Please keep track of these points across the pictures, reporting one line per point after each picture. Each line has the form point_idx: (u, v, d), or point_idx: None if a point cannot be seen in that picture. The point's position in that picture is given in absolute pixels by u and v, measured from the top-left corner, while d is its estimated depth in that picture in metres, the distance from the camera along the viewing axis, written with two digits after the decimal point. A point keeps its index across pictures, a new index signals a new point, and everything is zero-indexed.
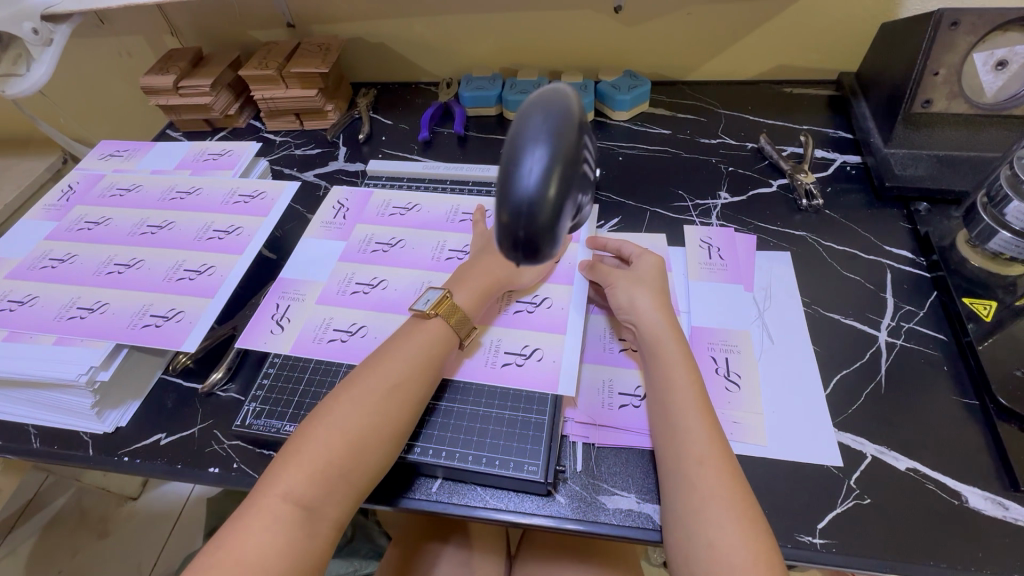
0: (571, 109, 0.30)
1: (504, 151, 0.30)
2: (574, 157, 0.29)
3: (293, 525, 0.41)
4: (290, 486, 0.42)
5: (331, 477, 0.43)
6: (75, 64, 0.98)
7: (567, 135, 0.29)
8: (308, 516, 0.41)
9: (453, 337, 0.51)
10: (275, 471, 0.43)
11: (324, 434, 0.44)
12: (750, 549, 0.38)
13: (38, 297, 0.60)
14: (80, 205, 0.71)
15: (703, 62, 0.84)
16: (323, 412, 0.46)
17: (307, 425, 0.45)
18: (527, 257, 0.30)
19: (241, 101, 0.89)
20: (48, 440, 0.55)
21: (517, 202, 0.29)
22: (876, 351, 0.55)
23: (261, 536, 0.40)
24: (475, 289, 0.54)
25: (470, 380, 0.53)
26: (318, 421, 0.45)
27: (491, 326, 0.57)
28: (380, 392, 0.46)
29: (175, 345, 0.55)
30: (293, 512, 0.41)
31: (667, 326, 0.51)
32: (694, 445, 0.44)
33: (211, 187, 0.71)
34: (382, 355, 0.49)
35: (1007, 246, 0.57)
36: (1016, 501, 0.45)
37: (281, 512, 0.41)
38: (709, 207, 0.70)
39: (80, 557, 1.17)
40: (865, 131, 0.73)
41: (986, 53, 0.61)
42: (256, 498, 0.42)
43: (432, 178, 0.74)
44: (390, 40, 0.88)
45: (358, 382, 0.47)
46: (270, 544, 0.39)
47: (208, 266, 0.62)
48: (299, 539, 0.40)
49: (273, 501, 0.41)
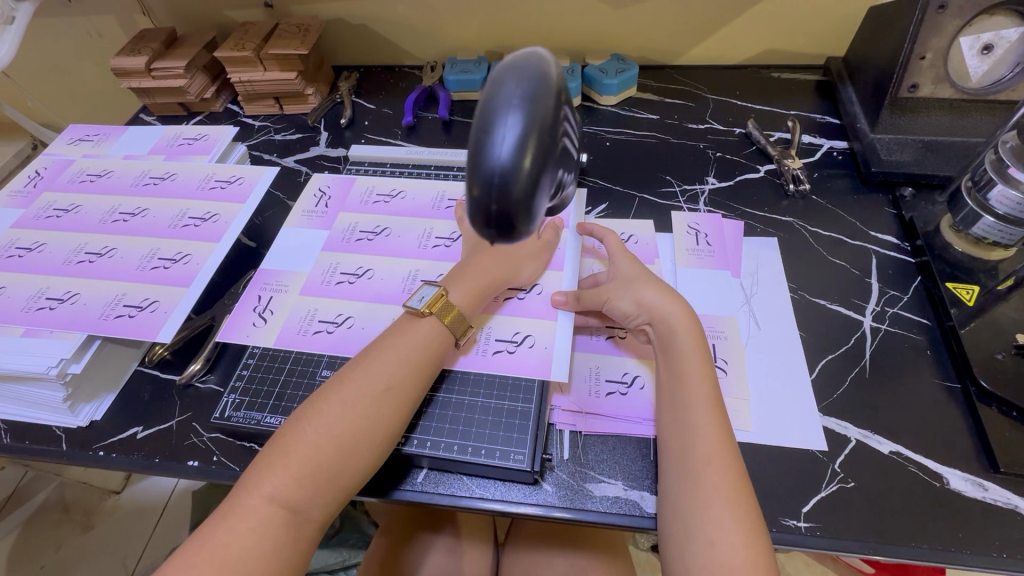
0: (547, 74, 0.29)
1: (475, 120, 0.28)
2: (553, 129, 0.28)
3: (280, 528, 0.40)
4: (278, 489, 0.41)
5: (322, 476, 0.42)
6: (41, 46, 0.94)
7: (545, 101, 0.28)
8: (296, 519, 0.41)
9: (448, 336, 0.50)
10: (260, 470, 0.42)
11: (312, 433, 0.43)
12: (750, 554, 0.38)
13: (5, 288, 0.58)
14: (48, 192, 0.68)
15: (691, 45, 0.83)
16: (311, 410, 0.44)
17: (295, 421, 0.44)
18: (501, 233, 0.29)
19: (217, 84, 0.86)
20: (18, 435, 0.53)
21: (488, 173, 0.27)
22: (861, 335, 0.56)
23: (245, 539, 0.39)
24: (471, 287, 0.53)
25: (469, 370, 0.52)
26: (306, 419, 0.44)
27: (491, 319, 0.55)
28: (373, 392, 0.45)
29: (150, 336, 0.53)
30: (278, 515, 0.40)
31: (681, 321, 0.49)
32: (701, 444, 0.43)
33: (187, 172, 0.69)
34: (371, 354, 0.48)
35: (991, 231, 0.57)
36: (995, 482, 0.46)
37: (268, 514, 0.40)
38: (697, 193, 0.70)
39: (63, 552, 1.16)
40: (852, 116, 0.73)
41: (973, 37, 0.60)
42: (240, 496, 0.41)
43: (416, 163, 0.72)
44: (372, 21, 0.86)
45: (349, 380, 0.46)
46: (254, 547, 0.39)
47: (184, 254, 0.60)
48: (285, 542, 0.40)
49: (258, 502, 0.40)
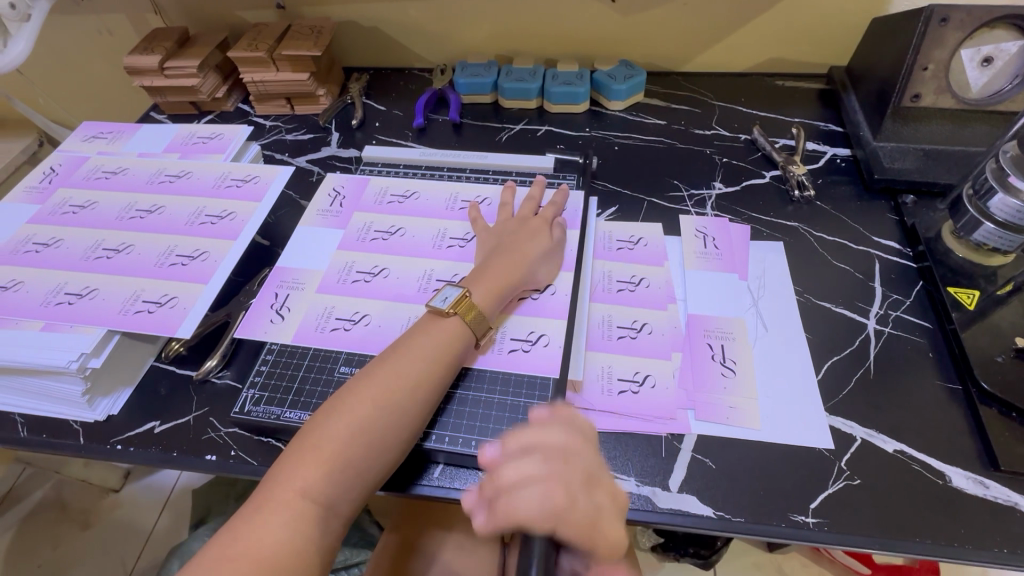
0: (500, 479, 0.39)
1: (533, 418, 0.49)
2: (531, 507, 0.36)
3: (310, 522, 0.41)
4: (308, 484, 0.42)
5: (352, 471, 0.43)
6: (51, 43, 0.95)
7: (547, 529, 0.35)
8: (325, 513, 0.42)
9: (469, 335, 0.51)
10: (289, 465, 0.43)
11: (341, 428, 0.44)
12: None
13: (23, 282, 0.58)
14: (64, 188, 0.68)
15: (697, 53, 0.85)
16: (338, 406, 0.45)
17: (322, 417, 0.45)
18: None
19: (229, 84, 0.86)
20: (35, 428, 0.54)
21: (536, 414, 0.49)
22: (865, 338, 0.57)
23: (279, 533, 0.39)
24: (491, 286, 0.54)
25: (486, 367, 0.53)
26: (334, 416, 0.45)
27: (507, 319, 0.56)
28: (399, 388, 0.46)
29: (170, 331, 0.54)
30: (309, 509, 0.41)
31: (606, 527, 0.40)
32: None
33: (202, 170, 0.70)
34: (396, 351, 0.49)
35: (990, 237, 0.58)
36: (995, 480, 0.47)
37: (299, 508, 0.41)
38: (705, 197, 0.71)
39: (62, 550, 1.15)
40: (855, 125, 0.74)
41: (974, 49, 0.63)
42: (270, 492, 0.41)
43: (428, 165, 0.74)
44: (383, 24, 0.87)
45: (375, 377, 0.47)
46: (288, 542, 0.39)
47: (201, 251, 0.61)
48: (316, 536, 0.41)
49: (289, 497, 0.41)
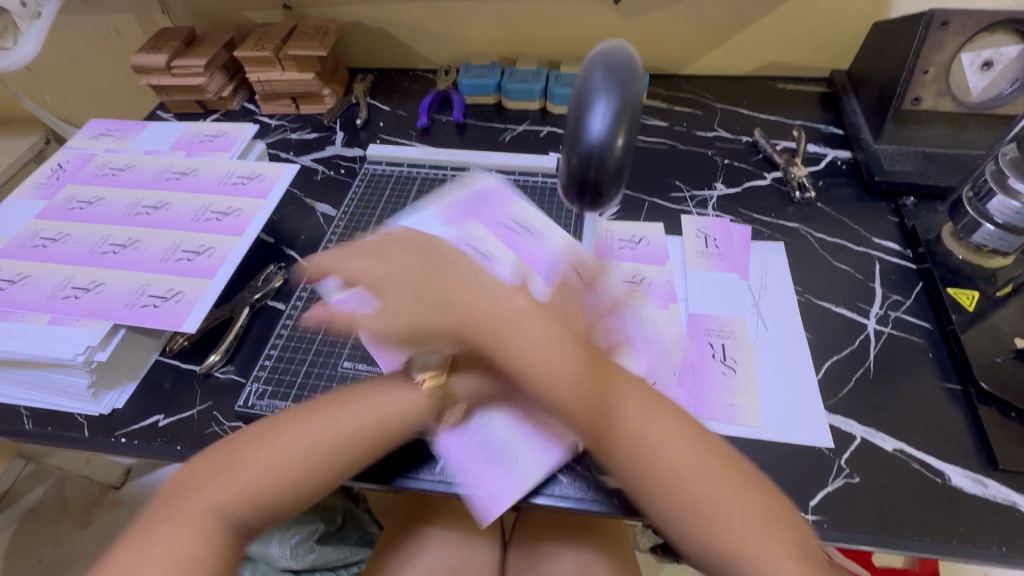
0: (643, 446, 0.43)
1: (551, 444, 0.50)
2: (709, 511, 0.40)
3: (203, 537, 0.39)
4: (212, 502, 0.40)
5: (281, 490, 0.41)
6: (59, 42, 0.96)
7: (702, 558, 0.41)
8: (216, 531, 0.40)
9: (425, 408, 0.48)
10: (202, 479, 0.41)
11: (263, 457, 0.42)
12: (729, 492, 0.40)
13: (31, 277, 0.59)
14: (71, 184, 0.69)
15: (699, 56, 0.85)
16: (271, 430, 0.44)
17: (252, 440, 0.43)
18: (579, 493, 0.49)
19: (235, 83, 0.87)
20: (41, 421, 0.54)
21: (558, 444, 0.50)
22: (864, 338, 0.58)
23: (171, 537, 0.39)
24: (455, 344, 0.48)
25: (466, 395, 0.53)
26: (263, 439, 0.43)
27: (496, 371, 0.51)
28: (330, 434, 0.44)
29: (175, 326, 0.54)
30: (201, 523, 0.39)
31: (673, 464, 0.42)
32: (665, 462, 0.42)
33: (208, 168, 0.70)
34: (347, 398, 0.46)
35: (990, 238, 0.59)
36: (995, 479, 0.47)
37: (195, 522, 0.39)
38: (706, 198, 0.72)
39: (62, 547, 1.15)
40: (856, 127, 0.75)
41: (973, 53, 0.64)
42: (176, 501, 0.40)
43: (433, 164, 0.75)
44: (389, 25, 0.88)
45: (316, 416, 0.45)
46: (175, 555, 0.38)
47: (207, 247, 0.61)
48: (198, 554, 0.39)
49: (190, 512, 0.40)
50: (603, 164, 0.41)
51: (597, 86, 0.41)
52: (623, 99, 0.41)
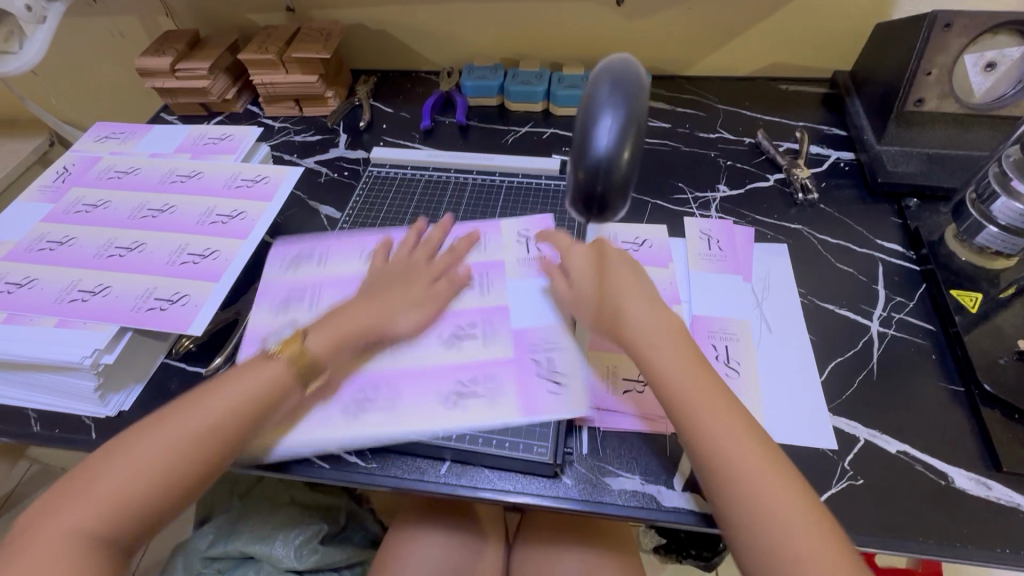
0: (702, 420, 0.44)
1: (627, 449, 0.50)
2: (759, 502, 0.40)
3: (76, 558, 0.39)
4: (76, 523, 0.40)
5: (169, 473, 0.43)
6: (63, 45, 0.96)
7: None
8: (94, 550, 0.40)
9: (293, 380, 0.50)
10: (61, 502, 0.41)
11: (123, 468, 0.42)
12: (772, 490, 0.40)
13: (37, 280, 0.59)
14: (77, 187, 0.69)
15: (701, 57, 0.85)
16: (127, 441, 0.44)
17: (115, 449, 0.44)
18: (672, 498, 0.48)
19: (238, 86, 0.88)
20: (48, 423, 0.55)
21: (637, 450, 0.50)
22: (868, 340, 0.58)
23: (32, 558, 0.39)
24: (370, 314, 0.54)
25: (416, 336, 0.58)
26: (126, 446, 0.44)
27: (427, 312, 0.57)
28: (193, 431, 0.45)
29: (180, 329, 0.54)
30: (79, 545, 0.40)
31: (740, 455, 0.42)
32: (724, 452, 0.42)
33: (212, 171, 0.71)
34: (205, 389, 0.47)
35: (994, 241, 0.59)
36: (998, 481, 0.48)
37: (62, 547, 0.39)
38: (709, 200, 0.72)
39: None
40: (859, 128, 0.75)
41: (977, 55, 0.64)
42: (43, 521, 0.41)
43: (435, 166, 0.75)
44: (392, 27, 0.88)
45: (176, 413, 0.46)
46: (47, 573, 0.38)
47: (212, 250, 0.62)
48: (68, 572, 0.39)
49: (56, 535, 0.40)
50: (610, 178, 0.41)
51: (603, 101, 0.40)
52: (630, 113, 0.40)
